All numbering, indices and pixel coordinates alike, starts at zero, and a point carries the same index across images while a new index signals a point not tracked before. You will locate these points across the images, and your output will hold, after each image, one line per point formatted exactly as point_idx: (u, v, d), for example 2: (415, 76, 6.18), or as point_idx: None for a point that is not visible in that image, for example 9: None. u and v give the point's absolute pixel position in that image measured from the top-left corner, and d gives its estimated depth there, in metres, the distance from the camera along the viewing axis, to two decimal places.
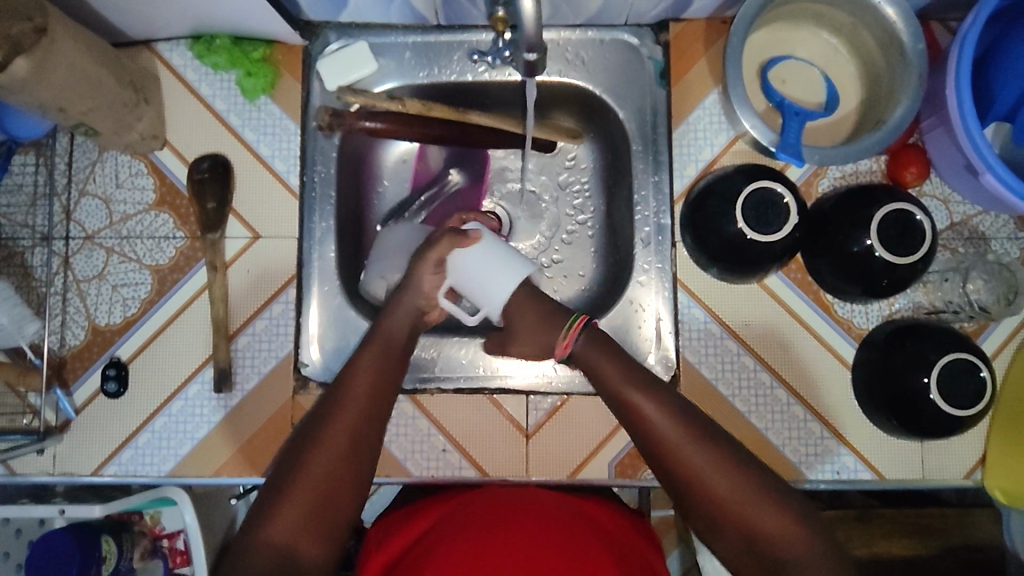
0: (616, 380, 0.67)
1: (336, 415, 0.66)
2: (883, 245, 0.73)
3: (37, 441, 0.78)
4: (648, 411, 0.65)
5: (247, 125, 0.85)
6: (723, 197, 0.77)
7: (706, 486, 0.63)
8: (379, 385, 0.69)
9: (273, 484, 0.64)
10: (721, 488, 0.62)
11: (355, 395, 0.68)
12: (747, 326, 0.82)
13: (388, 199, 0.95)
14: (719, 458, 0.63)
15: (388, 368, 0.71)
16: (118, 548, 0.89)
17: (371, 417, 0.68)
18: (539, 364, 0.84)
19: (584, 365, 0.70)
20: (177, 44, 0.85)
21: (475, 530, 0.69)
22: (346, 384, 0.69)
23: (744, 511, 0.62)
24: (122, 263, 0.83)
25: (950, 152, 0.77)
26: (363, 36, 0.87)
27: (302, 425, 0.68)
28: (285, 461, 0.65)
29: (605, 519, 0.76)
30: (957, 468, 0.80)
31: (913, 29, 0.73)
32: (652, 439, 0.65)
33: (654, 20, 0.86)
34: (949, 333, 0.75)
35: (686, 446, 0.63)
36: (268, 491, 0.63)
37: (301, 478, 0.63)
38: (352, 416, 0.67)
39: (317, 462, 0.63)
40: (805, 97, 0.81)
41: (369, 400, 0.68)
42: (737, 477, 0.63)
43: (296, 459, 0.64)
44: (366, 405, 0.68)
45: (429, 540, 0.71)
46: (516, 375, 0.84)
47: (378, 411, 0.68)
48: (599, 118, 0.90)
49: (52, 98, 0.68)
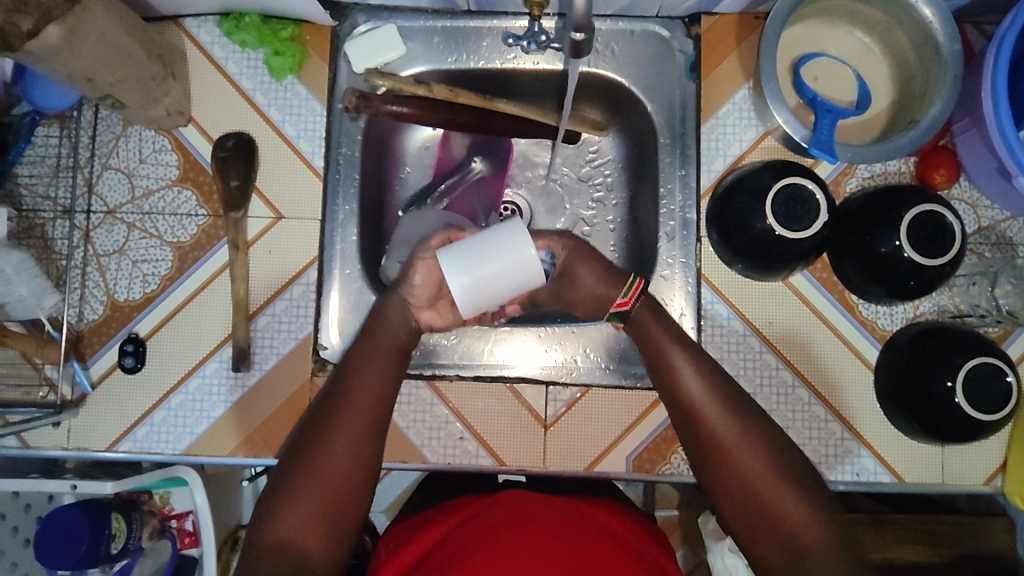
0: (666, 352, 0.70)
1: (345, 407, 0.67)
2: (912, 246, 0.72)
3: (53, 414, 0.78)
4: (684, 379, 0.69)
5: (273, 104, 0.84)
6: (752, 193, 0.76)
7: (737, 467, 0.66)
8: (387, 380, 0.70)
9: (290, 471, 0.65)
10: (753, 470, 0.66)
11: (364, 384, 0.69)
12: (770, 324, 0.82)
13: (411, 185, 0.94)
14: (753, 441, 0.67)
15: (396, 362, 0.71)
16: (127, 527, 0.89)
17: (382, 412, 0.68)
18: (540, 355, 0.84)
19: (637, 329, 0.73)
20: (205, 21, 0.84)
21: (490, 535, 0.69)
22: (360, 369, 0.69)
23: (768, 498, 0.65)
24: (142, 239, 0.83)
25: (981, 154, 0.77)
26: (392, 18, 0.86)
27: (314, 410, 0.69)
28: (297, 448, 0.66)
29: (610, 519, 0.76)
30: (977, 474, 0.80)
31: (950, 29, 0.72)
32: (694, 415, 0.68)
33: (686, 13, 0.85)
34: (974, 336, 0.74)
35: (722, 424, 0.67)
36: (274, 482, 0.64)
37: (312, 468, 0.64)
38: (361, 409, 0.67)
39: (334, 448, 0.65)
40: (837, 95, 0.80)
41: (380, 394, 0.68)
42: (768, 462, 0.66)
43: (316, 443, 0.65)
44: (376, 398, 0.68)
45: (449, 545, 0.71)
46: (522, 365, 0.84)
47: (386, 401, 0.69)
48: (625, 110, 0.89)
49: (81, 67, 0.67)
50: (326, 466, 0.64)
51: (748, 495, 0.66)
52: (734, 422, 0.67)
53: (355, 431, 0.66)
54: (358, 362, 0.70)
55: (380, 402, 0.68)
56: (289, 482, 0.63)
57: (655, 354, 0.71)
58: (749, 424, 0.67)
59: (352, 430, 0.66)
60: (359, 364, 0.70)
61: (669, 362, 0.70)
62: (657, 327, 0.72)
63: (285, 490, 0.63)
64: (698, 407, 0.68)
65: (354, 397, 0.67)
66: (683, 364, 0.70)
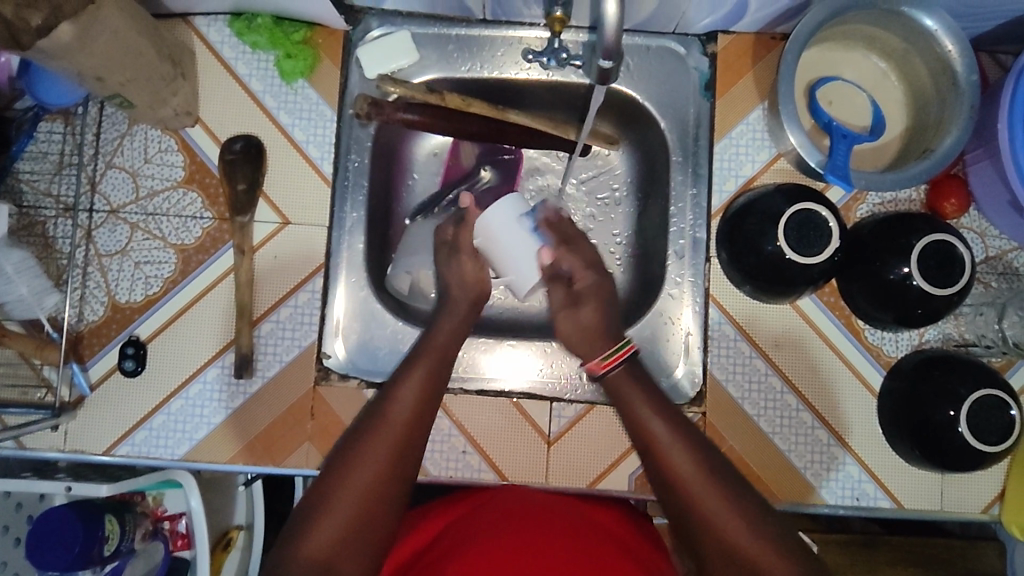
0: (634, 403, 0.69)
1: (390, 417, 0.68)
2: (921, 274, 0.72)
3: (52, 416, 0.76)
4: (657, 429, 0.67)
5: (283, 107, 0.83)
6: (764, 215, 0.76)
7: (707, 513, 0.62)
8: (430, 395, 0.71)
9: (316, 494, 0.64)
10: (719, 513, 0.61)
11: (400, 406, 0.69)
12: (777, 346, 0.82)
13: (418, 192, 0.93)
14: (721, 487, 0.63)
15: (441, 373, 0.73)
16: (120, 529, 0.88)
17: (422, 420, 0.69)
18: (528, 368, 0.84)
19: (613, 394, 0.71)
20: (215, 20, 0.83)
21: (487, 535, 0.68)
22: (395, 390, 0.70)
23: (742, 540, 0.60)
24: (146, 240, 0.81)
25: (994, 186, 0.77)
26: (407, 25, 0.85)
27: (346, 437, 0.69)
28: (330, 467, 0.66)
29: (612, 526, 0.76)
30: (976, 502, 0.80)
31: (968, 60, 0.72)
32: (662, 464, 0.65)
33: (702, 31, 0.84)
34: (980, 367, 0.74)
35: (681, 464, 0.64)
36: (312, 493, 0.64)
37: (349, 479, 0.64)
38: (402, 422, 0.68)
39: (358, 471, 0.64)
40: (851, 119, 0.80)
41: (420, 407, 0.69)
42: (739, 505, 0.62)
43: (342, 462, 0.65)
44: (418, 411, 0.69)
45: (444, 544, 0.71)
46: (514, 379, 0.84)
47: (422, 421, 0.69)
48: (638, 125, 0.89)
49: (91, 66, 0.66)
50: (364, 476, 0.64)
51: (718, 540, 0.61)
52: (700, 465, 0.64)
53: (395, 443, 0.66)
54: (405, 376, 0.71)
55: (420, 416, 0.69)
56: (325, 489, 0.64)
57: (623, 406, 0.70)
58: (716, 468, 0.64)
59: (392, 442, 0.66)
60: (407, 377, 0.71)
61: (636, 414, 0.69)
62: (637, 388, 0.70)
63: (321, 501, 0.63)
64: (664, 454, 0.65)
65: (399, 405, 0.69)
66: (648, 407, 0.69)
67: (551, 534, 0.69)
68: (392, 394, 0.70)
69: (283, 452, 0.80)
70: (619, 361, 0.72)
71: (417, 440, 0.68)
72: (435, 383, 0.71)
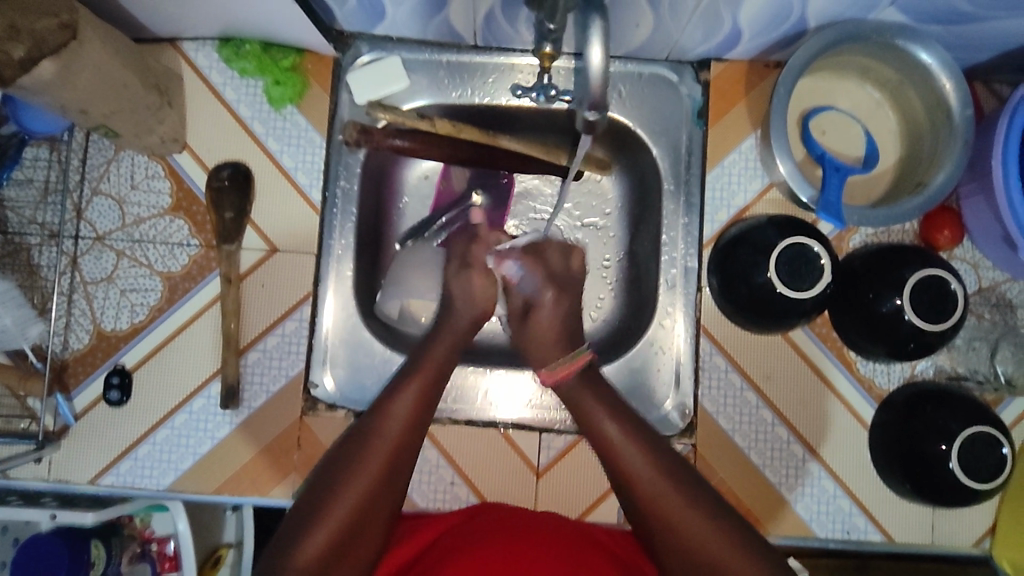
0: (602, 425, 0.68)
1: (383, 427, 0.67)
2: (913, 308, 0.72)
3: (35, 449, 0.75)
4: (609, 430, 0.68)
5: (272, 134, 0.82)
6: (756, 247, 0.75)
7: (675, 520, 0.63)
8: (426, 403, 0.70)
9: (305, 509, 0.63)
10: (696, 533, 0.62)
11: (395, 416, 0.68)
12: (768, 378, 0.81)
13: (408, 217, 0.92)
14: (700, 506, 0.63)
15: (437, 387, 0.71)
16: (106, 553, 0.87)
17: (417, 431, 0.68)
18: (521, 396, 0.83)
19: (570, 399, 0.72)
20: (203, 44, 0.82)
21: (478, 548, 0.67)
22: (390, 403, 0.69)
23: (721, 556, 0.61)
24: (132, 268, 0.81)
25: (987, 220, 0.76)
26: (397, 50, 0.84)
27: (336, 447, 0.68)
28: (321, 479, 0.65)
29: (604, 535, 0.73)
30: (967, 535, 0.80)
31: (962, 94, 0.71)
32: (628, 476, 0.65)
33: (695, 58, 0.84)
34: (973, 403, 0.74)
35: (657, 487, 0.64)
36: (304, 508, 0.63)
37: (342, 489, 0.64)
38: (394, 435, 0.67)
39: (353, 485, 0.64)
40: (844, 150, 0.80)
41: (416, 412, 0.69)
42: (718, 523, 0.62)
43: (335, 475, 0.65)
44: (414, 422, 0.68)
45: (430, 559, 0.69)
46: (505, 408, 0.82)
47: (415, 435, 0.68)
48: (630, 152, 0.88)
49: (74, 99, 0.65)
50: (359, 485, 0.64)
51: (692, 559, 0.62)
52: (678, 485, 0.64)
53: (391, 454, 0.66)
54: (404, 380, 0.70)
55: (415, 424, 0.68)
56: (317, 504, 0.63)
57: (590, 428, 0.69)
58: (698, 491, 0.64)
59: (387, 452, 0.66)
60: (404, 389, 0.70)
61: (604, 434, 0.68)
62: (591, 393, 0.71)
63: (313, 513, 0.62)
64: (638, 478, 0.65)
65: (394, 415, 0.68)
66: (601, 411, 0.69)
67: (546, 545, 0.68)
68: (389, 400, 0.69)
69: (271, 482, 0.79)
70: (579, 367, 0.72)
71: (410, 450, 0.68)
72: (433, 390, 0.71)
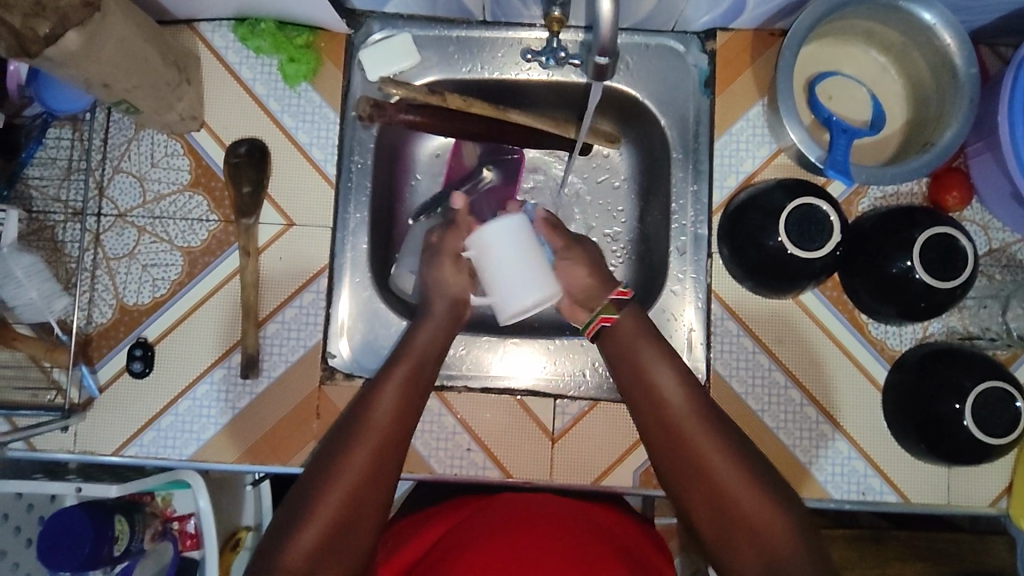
0: (655, 372, 0.70)
1: (370, 418, 0.69)
2: (924, 267, 0.72)
3: (62, 418, 0.77)
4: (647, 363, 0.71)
5: (287, 111, 0.84)
6: (765, 211, 0.76)
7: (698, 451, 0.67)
8: (413, 394, 0.72)
9: (299, 499, 0.65)
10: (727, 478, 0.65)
11: (384, 406, 0.70)
12: (780, 341, 0.82)
13: (421, 193, 0.94)
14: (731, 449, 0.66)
15: (421, 380, 0.73)
16: (129, 529, 0.86)
17: (403, 422, 0.70)
18: (534, 366, 0.84)
19: (626, 337, 0.72)
20: (219, 26, 0.84)
21: (489, 534, 0.69)
22: (378, 395, 0.71)
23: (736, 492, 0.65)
24: (153, 244, 0.82)
25: (995, 178, 0.77)
26: (407, 27, 0.86)
27: (328, 438, 0.70)
28: (315, 468, 0.67)
29: (604, 518, 0.75)
30: (983, 495, 0.80)
31: (967, 53, 0.72)
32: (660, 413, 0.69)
33: (701, 29, 0.85)
34: (985, 360, 0.74)
35: (704, 445, 0.66)
36: (299, 493, 0.65)
37: (336, 478, 0.65)
38: (383, 424, 0.69)
39: (344, 474, 0.65)
40: (851, 114, 0.81)
41: (402, 403, 0.71)
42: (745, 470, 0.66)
43: (326, 464, 0.66)
44: (401, 411, 0.70)
45: (433, 552, 0.71)
46: (517, 376, 0.84)
47: (405, 425, 0.70)
48: (638, 124, 0.89)
49: (98, 73, 0.67)
50: (353, 469, 0.65)
51: (719, 499, 0.65)
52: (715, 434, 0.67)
53: (381, 441, 0.68)
54: (390, 374, 0.72)
55: (403, 411, 0.70)
56: (309, 493, 0.64)
57: (637, 381, 0.71)
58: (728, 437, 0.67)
59: (379, 439, 0.68)
60: (388, 381, 0.72)
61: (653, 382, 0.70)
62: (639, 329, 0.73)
63: (309, 501, 0.64)
64: (684, 431, 0.67)
65: (382, 405, 0.70)
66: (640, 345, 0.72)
67: (541, 529, 0.69)
68: (378, 387, 0.71)
69: (291, 450, 0.80)
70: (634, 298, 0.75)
71: (403, 435, 0.69)
72: (421, 379, 0.73)
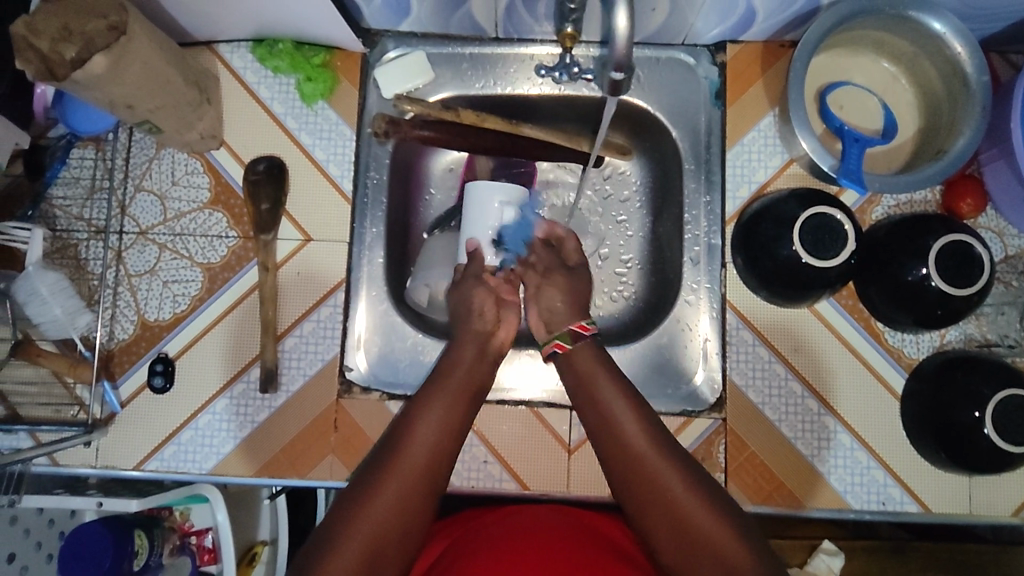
0: (604, 401, 0.68)
1: (406, 450, 0.64)
2: (940, 274, 0.72)
3: (85, 432, 0.78)
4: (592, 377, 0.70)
5: (304, 128, 0.86)
6: (778, 221, 0.76)
7: (654, 477, 0.63)
8: (452, 427, 0.67)
9: (323, 530, 0.60)
10: (688, 506, 0.61)
11: (420, 438, 0.65)
12: (797, 351, 0.82)
13: (435, 208, 0.95)
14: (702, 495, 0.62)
15: (462, 411, 0.69)
16: (150, 544, 0.86)
17: (442, 459, 0.65)
18: (545, 378, 0.84)
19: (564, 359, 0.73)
20: (238, 46, 0.86)
21: (491, 549, 0.67)
22: (414, 426, 0.66)
23: (704, 524, 0.60)
24: (173, 260, 0.84)
25: (1010, 185, 0.78)
26: (421, 45, 0.87)
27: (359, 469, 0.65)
28: (342, 498, 0.62)
29: (618, 535, 0.73)
30: (1004, 504, 0.79)
31: (978, 61, 0.73)
32: (608, 432, 0.66)
33: (711, 42, 0.86)
34: (1005, 368, 0.73)
35: (657, 467, 0.63)
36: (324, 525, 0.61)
37: (363, 511, 0.60)
38: (420, 458, 0.64)
39: (375, 507, 0.61)
40: (862, 123, 0.81)
41: (442, 437, 0.66)
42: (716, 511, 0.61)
43: (353, 495, 0.62)
44: (439, 444, 0.65)
45: (448, 557, 0.70)
46: (522, 388, 0.84)
47: (442, 460, 0.65)
48: (650, 136, 0.90)
49: (122, 94, 0.68)
50: (387, 499, 0.61)
51: (679, 522, 0.61)
52: (680, 476, 0.63)
53: (416, 475, 0.63)
54: (428, 402, 0.68)
55: (439, 452, 0.65)
56: (335, 523, 0.60)
57: (583, 392, 0.70)
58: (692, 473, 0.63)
59: (413, 472, 0.63)
60: (425, 411, 0.67)
61: (614, 420, 0.66)
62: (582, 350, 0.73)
63: (335, 534, 0.59)
64: (647, 475, 0.63)
65: (420, 436, 0.65)
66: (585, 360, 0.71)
67: (560, 550, 0.66)
68: (412, 425, 0.66)
69: (309, 464, 0.81)
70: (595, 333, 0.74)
71: (438, 476, 0.64)
72: (458, 418, 0.68)
